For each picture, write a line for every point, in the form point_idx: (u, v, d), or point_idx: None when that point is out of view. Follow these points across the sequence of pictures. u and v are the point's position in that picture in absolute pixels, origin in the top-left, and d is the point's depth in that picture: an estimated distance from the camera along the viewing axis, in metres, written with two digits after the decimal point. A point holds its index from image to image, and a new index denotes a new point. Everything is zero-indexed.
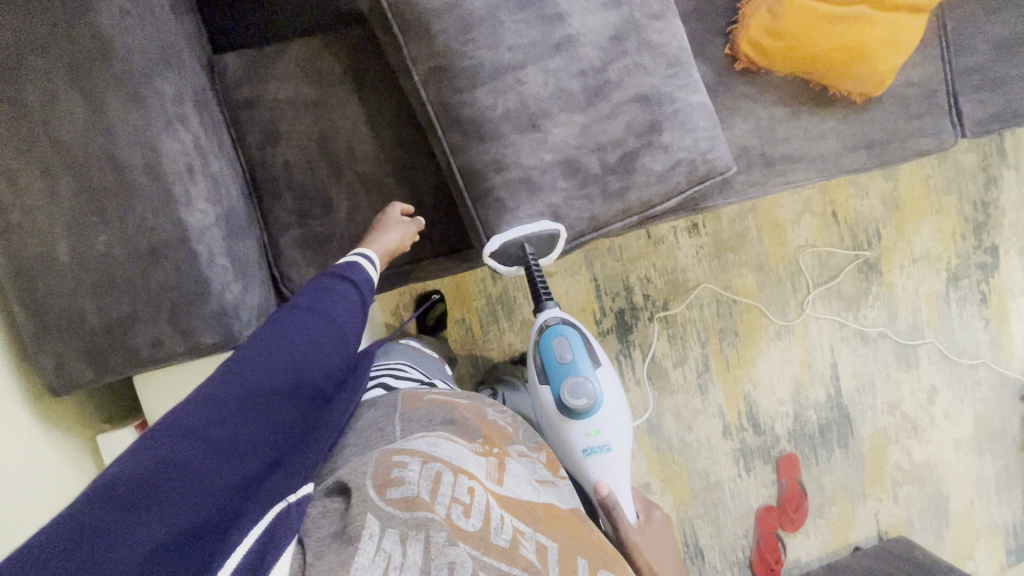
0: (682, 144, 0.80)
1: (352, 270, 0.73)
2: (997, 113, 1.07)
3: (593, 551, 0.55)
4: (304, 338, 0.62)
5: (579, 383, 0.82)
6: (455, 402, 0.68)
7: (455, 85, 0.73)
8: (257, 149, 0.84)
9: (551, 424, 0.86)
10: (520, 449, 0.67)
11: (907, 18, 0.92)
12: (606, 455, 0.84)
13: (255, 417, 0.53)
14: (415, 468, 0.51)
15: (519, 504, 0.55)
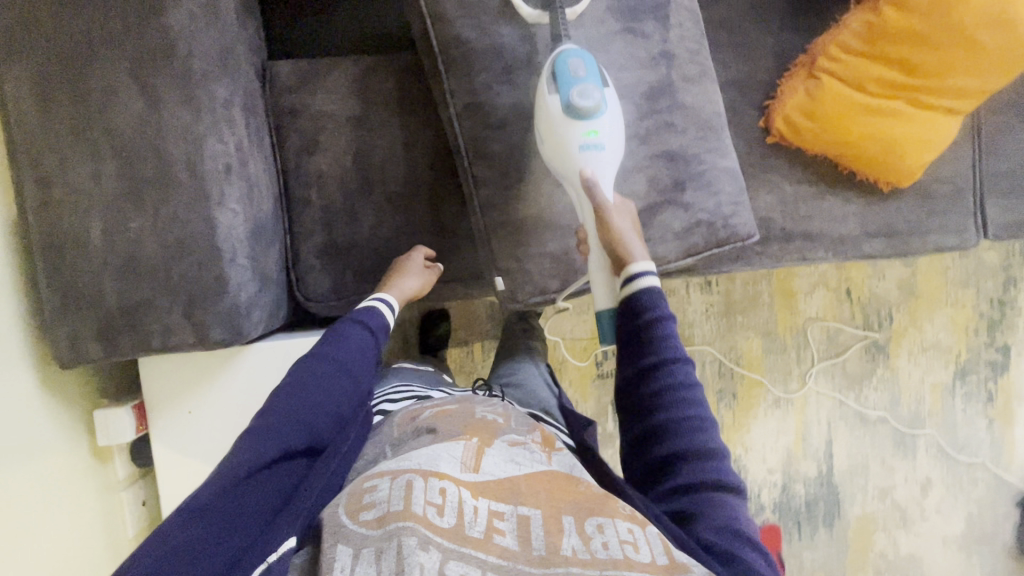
0: (704, 206, 0.80)
1: (371, 315, 0.77)
2: (1021, 220, 1.07)
3: (581, 502, 0.54)
4: (310, 389, 0.64)
5: (591, 84, 0.68)
6: (443, 411, 0.68)
7: (489, 121, 0.75)
8: (294, 155, 0.87)
9: (553, 133, 0.69)
10: (514, 435, 0.64)
11: (944, 118, 0.90)
12: (601, 155, 0.70)
13: (258, 482, 0.54)
14: (385, 487, 0.52)
15: (498, 484, 0.54)
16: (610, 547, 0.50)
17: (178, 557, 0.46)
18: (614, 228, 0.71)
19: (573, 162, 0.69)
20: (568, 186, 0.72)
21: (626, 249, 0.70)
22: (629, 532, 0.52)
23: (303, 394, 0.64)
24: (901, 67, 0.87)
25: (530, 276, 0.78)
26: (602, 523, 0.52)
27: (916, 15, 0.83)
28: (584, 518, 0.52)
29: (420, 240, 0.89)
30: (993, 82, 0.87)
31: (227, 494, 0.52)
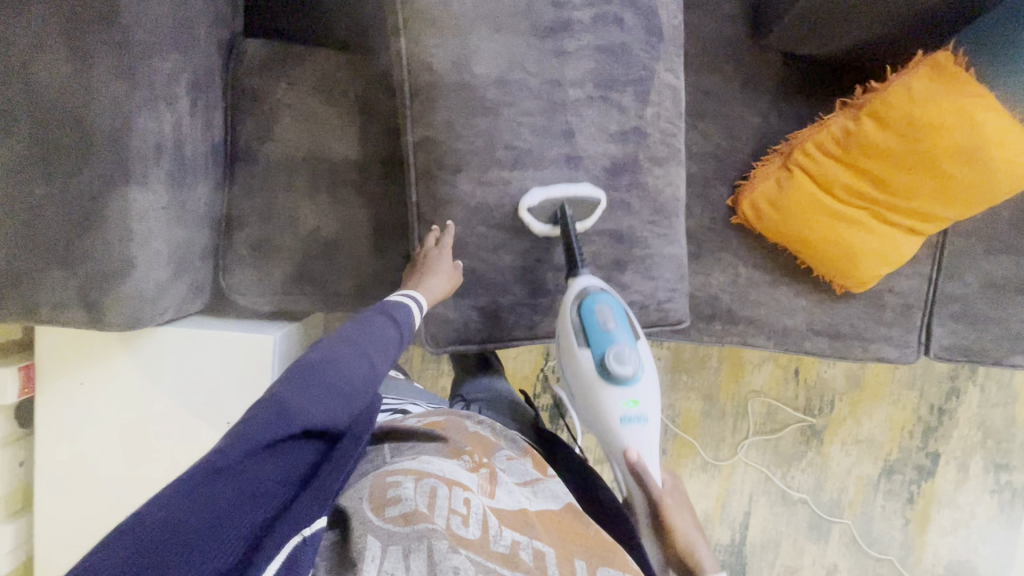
0: (641, 288, 0.81)
1: (399, 308, 0.68)
2: (965, 346, 1.08)
3: (592, 549, 0.56)
4: (331, 369, 0.55)
5: (622, 342, 0.74)
6: (434, 419, 0.69)
7: (444, 163, 0.72)
8: (245, 141, 0.84)
9: (586, 388, 0.76)
10: (502, 456, 0.67)
11: (905, 237, 0.89)
12: (643, 427, 0.76)
13: (261, 467, 0.47)
14: (410, 486, 0.52)
15: (514, 513, 0.57)
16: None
17: (191, 528, 0.41)
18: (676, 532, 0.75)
19: (615, 436, 0.76)
20: (609, 448, 0.78)
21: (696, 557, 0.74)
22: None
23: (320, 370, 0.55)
24: (870, 181, 0.86)
25: (454, 321, 0.78)
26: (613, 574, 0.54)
27: (892, 134, 0.82)
28: (597, 567, 0.55)
29: (359, 253, 0.87)
30: (959, 212, 0.86)
31: (229, 474, 0.45)
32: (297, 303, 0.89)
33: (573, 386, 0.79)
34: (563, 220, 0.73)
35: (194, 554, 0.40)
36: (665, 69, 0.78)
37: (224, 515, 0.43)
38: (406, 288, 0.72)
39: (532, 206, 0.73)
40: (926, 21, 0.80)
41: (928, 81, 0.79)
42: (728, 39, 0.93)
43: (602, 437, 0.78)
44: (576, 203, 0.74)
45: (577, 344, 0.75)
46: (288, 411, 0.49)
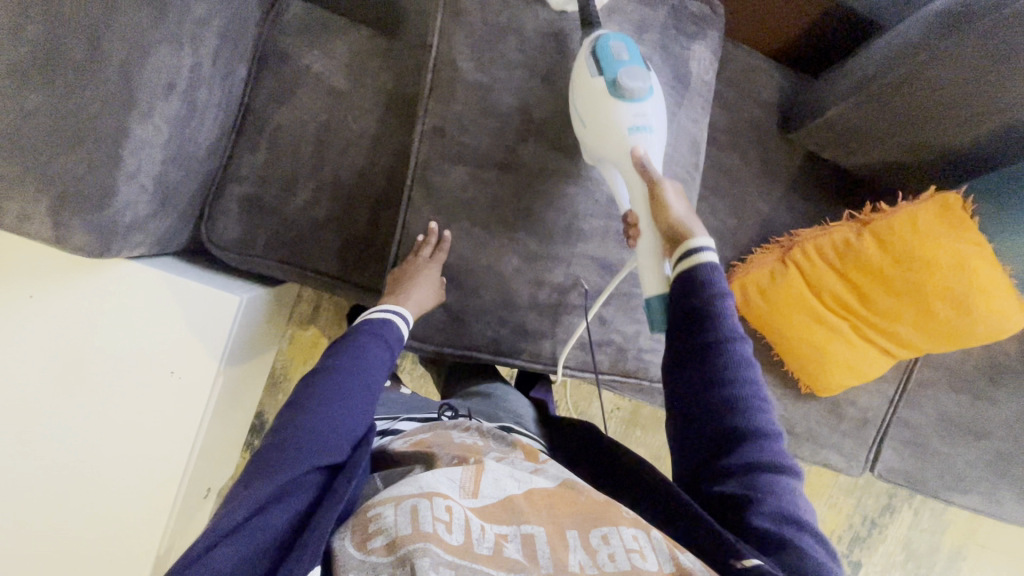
0: (622, 329, 0.82)
1: (384, 326, 0.70)
2: (906, 471, 1.11)
3: (583, 522, 0.54)
4: (323, 411, 0.58)
5: (635, 67, 0.66)
6: (424, 437, 0.67)
7: (447, 153, 0.74)
8: (262, 98, 0.83)
9: (594, 111, 0.67)
10: (494, 452, 0.64)
11: (878, 356, 0.90)
12: (649, 138, 0.67)
13: (265, 517, 0.50)
14: (390, 512, 0.50)
15: (499, 505, 0.54)
16: (615, 560, 0.50)
17: None
18: (666, 206, 0.65)
19: (619, 140, 0.66)
20: (609, 164, 0.69)
21: (687, 228, 0.64)
22: (635, 541, 0.52)
23: (312, 415, 0.58)
24: (857, 295, 0.87)
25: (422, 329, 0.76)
26: (607, 535, 0.53)
27: (888, 258, 0.83)
28: (588, 529, 0.53)
29: (348, 236, 0.86)
30: (938, 345, 0.87)
31: (233, 538, 0.48)
32: (271, 269, 0.86)
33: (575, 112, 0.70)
34: None
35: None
36: (686, 114, 0.80)
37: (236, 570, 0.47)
38: (384, 305, 0.72)
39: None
40: (948, 158, 0.80)
41: (933, 218, 0.80)
42: (757, 122, 0.94)
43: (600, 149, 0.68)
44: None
45: (590, 71, 0.68)
46: (286, 461, 0.53)
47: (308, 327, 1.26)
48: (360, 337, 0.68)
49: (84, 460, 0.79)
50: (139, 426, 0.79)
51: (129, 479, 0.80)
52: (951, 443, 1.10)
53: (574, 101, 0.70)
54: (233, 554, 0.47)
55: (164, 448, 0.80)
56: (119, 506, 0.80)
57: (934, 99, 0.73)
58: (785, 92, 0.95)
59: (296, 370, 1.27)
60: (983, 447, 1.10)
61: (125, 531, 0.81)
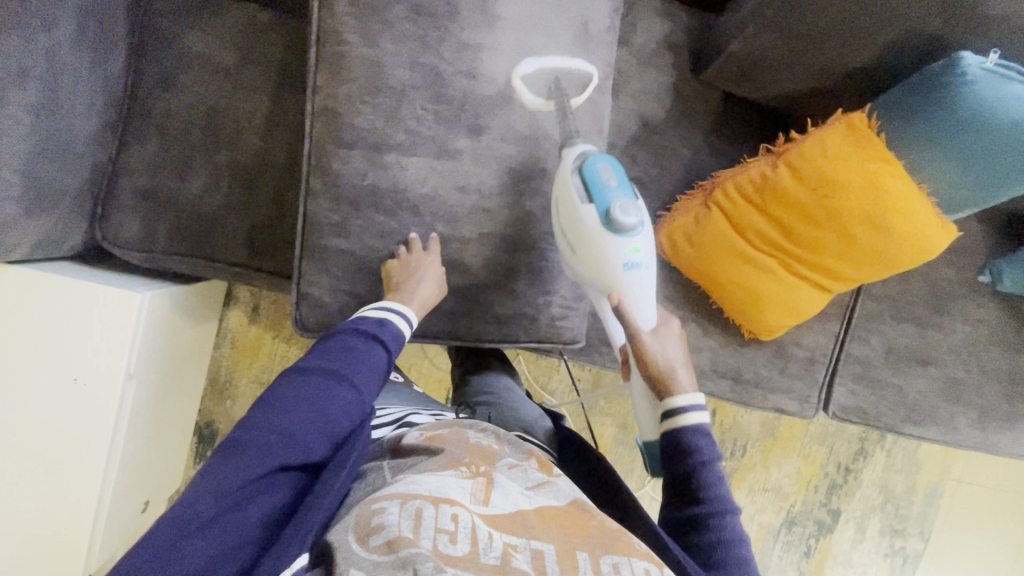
0: (535, 298, 0.77)
1: (381, 326, 0.67)
2: (860, 408, 1.11)
3: (593, 541, 0.54)
4: (296, 401, 0.58)
5: (624, 197, 0.68)
6: (436, 431, 0.66)
7: (341, 138, 0.67)
8: (146, 86, 0.79)
9: (584, 239, 0.69)
10: (511, 459, 0.64)
11: (815, 291, 0.90)
12: (642, 275, 0.70)
13: (236, 514, 0.50)
14: (395, 511, 0.51)
15: (510, 518, 0.55)
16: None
17: None
18: (655, 358, 0.72)
19: (613, 278, 0.70)
20: (596, 292, 0.73)
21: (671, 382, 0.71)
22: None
23: (292, 411, 0.57)
24: (781, 230, 0.85)
25: (327, 308, 0.71)
26: (617, 562, 0.53)
27: (805, 187, 0.81)
28: (599, 556, 0.53)
29: (254, 222, 0.82)
30: (869, 271, 0.86)
31: (209, 522, 0.48)
32: (176, 265, 0.83)
33: (556, 219, 0.71)
34: (559, 93, 0.72)
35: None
36: (588, 82, 0.76)
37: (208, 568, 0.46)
38: (388, 302, 0.68)
39: (528, 74, 0.71)
40: (858, 78, 0.79)
41: (842, 139, 0.78)
42: (669, 67, 0.92)
43: (587, 276, 0.72)
44: (567, 78, 0.73)
45: (580, 196, 0.68)
46: (258, 452, 0.53)
47: (250, 330, 1.25)
48: (340, 337, 0.65)
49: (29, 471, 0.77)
50: (81, 434, 0.77)
51: (45, 481, 0.77)
52: (898, 374, 1.10)
53: (556, 214, 0.71)
54: (202, 553, 0.47)
55: (86, 439, 0.77)
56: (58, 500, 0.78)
57: (830, 14, 0.72)
58: (691, 33, 0.93)
59: (242, 376, 1.26)
60: (933, 376, 1.11)
61: (42, 535, 0.78)
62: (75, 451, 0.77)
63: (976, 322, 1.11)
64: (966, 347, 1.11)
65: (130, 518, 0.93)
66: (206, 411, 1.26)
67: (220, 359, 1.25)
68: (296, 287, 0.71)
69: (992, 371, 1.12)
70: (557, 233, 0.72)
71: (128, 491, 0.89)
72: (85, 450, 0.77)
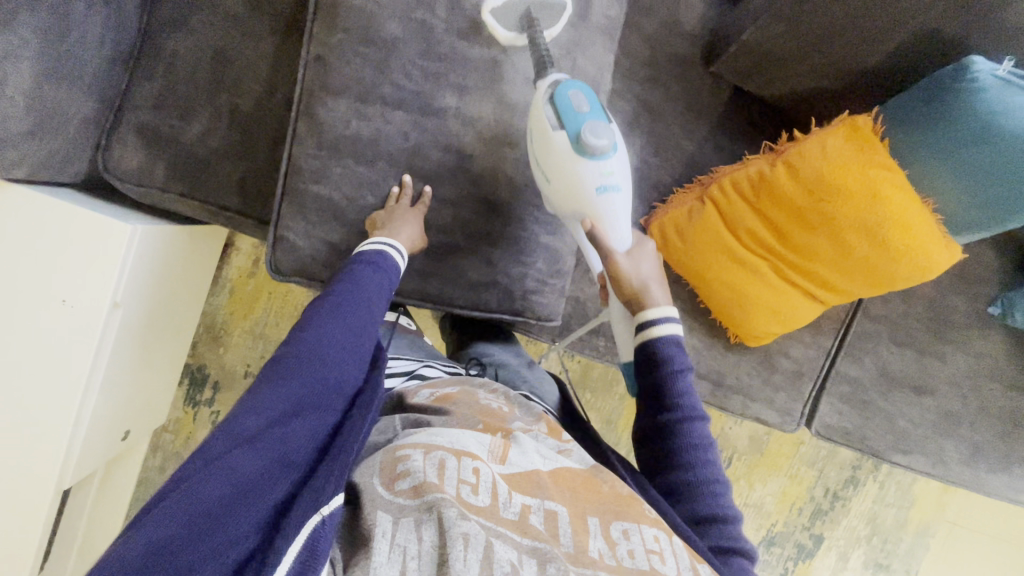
0: (509, 270, 0.78)
1: (378, 257, 0.65)
2: (846, 428, 1.07)
3: (604, 507, 0.55)
4: (322, 328, 0.58)
5: (596, 120, 0.66)
6: (446, 392, 0.67)
7: (329, 86, 0.68)
8: (159, 25, 0.82)
9: (557, 163, 0.67)
10: (519, 421, 0.65)
11: (808, 301, 0.87)
12: (616, 198, 0.69)
13: (281, 436, 0.49)
14: (418, 459, 0.52)
15: (525, 476, 0.55)
16: (635, 554, 0.51)
17: (213, 512, 0.42)
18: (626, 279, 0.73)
19: (585, 204, 0.68)
20: (571, 220, 0.72)
21: (643, 297, 0.73)
22: (655, 541, 0.53)
23: (315, 340, 0.57)
24: (774, 232, 0.83)
25: (301, 253, 0.72)
26: (627, 528, 0.54)
27: (804, 188, 0.78)
28: (610, 521, 0.54)
29: (248, 168, 0.84)
30: (876, 284, 0.83)
31: (255, 442, 0.47)
32: (173, 203, 0.85)
33: (537, 165, 0.70)
34: (532, 29, 0.68)
35: (222, 522, 0.42)
36: (585, 58, 0.76)
37: (257, 479, 0.46)
38: (375, 238, 0.67)
39: (497, 8, 0.67)
40: (868, 79, 0.76)
41: (845, 142, 0.76)
42: (678, 54, 0.91)
43: (558, 204, 0.71)
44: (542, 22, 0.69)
45: (553, 123, 0.66)
46: (300, 375, 0.53)
47: (248, 281, 1.29)
48: (354, 270, 0.64)
49: (19, 383, 0.81)
50: (66, 351, 0.80)
51: (33, 397, 0.81)
52: (890, 398, 1.07)
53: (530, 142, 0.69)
54: (249, 462, 0.46)
55: (69, 358, 0.80)
56: (45, 415, 0.81)
57: (844, 4, 0.69)
58: (704, 21, 0.91)
59: (236, 326, 1.29)
60: (926, 406, 1.07)
61: (28, 447, 0.82)
62: (64, 370, 0.81)
63: (979, 354, 1.06)
64: (966, 379, 1.06)
65: (107, 445, 0.96)
66: (199, 355, 1.29)
67: (216, 306, 1.29)
68: (274, 231, 0.73)
69: (991, 408, 1.07)
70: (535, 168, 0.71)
71: (108, 419, 0.92)
72: (70, 369, 0.81)
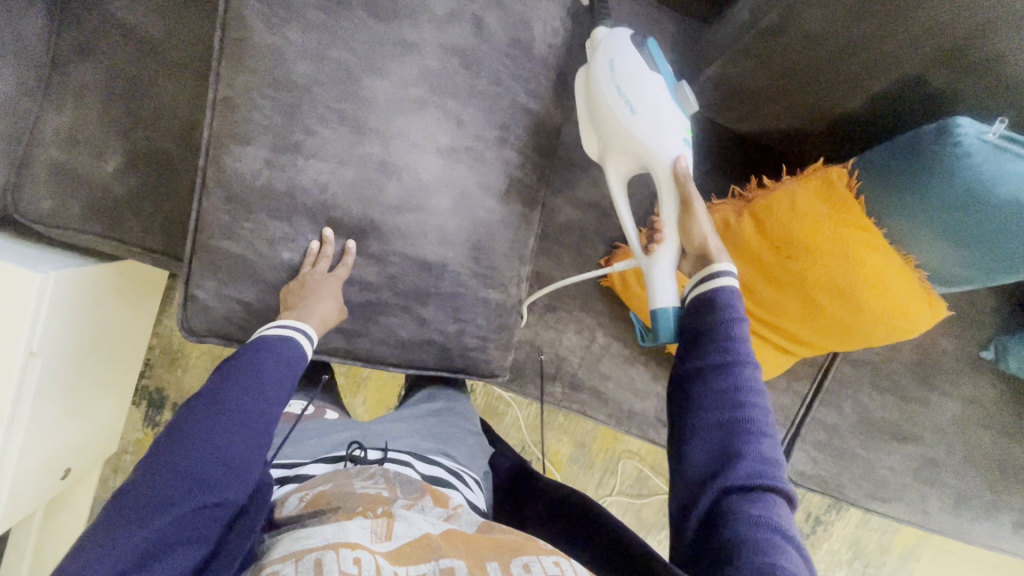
0: (443, 327, 0.72)
1: (282, 345, 0.59)
2: (822, 475, 1.01)
3: (501, 549, 0.50)
4: (202, 437, 0.50)
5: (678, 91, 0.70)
6: (319, 487, 0.58)
7: (236, 133, 0.61)
8: (67, 52, 0.74)
9: (651, 111, 0.66)
10: (401, 497, 0.57)
11: (776, 352, 0.79)
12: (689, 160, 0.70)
13: None
14: (289, 572, 0.45)
15: (415, 543, 0.49)
16: None
17: None
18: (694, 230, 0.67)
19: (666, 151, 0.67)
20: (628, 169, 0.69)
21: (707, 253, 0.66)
22: (556, 566, 0.49)
23: (187, 452, 0.49)
24: (739, 286, 0.75)
25: (215, 312, 0.67)
26: (529, 561, 0.49)
27: (770, 240, 0.71)
28: (510, 561, 0.49)
29: (167, 207, 0.78)
30: (852, 339, 0.74)
31: None
32: (88, 242, 0.78)
33: (607, 109, 0.67)
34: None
35: None
36: (527, 95, 0.68)
37: None
38: (283, 321, 0.61)
39: None
40: (844, 123, 0.69)
41: (817, 197, 0.68)
42: None
43: (626, 144, 0.67)
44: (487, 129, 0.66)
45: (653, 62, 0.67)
46: (167, 502, 0.46)
47: None
48: (253, 355, 0.57)
49: None
50: None
51: None
52: (870, 445, 1.00)
53: (613, 74, 0.67)
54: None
55: None
56: None
57: (826, 45, 0.60)
58: (673, 44, 0.82)
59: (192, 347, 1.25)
60: (909, 453, 1.00)
61: None
62: None
63: (967, 399, 0.99)
64: (952, 426, 0.99)
65: (45, 486, 0.92)
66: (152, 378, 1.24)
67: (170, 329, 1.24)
68: (183, 289, 0.67)
69: (978, 455, 1.00)
70: (599, 103, 0.68)
71: (43, 462, 0.87)
72: None
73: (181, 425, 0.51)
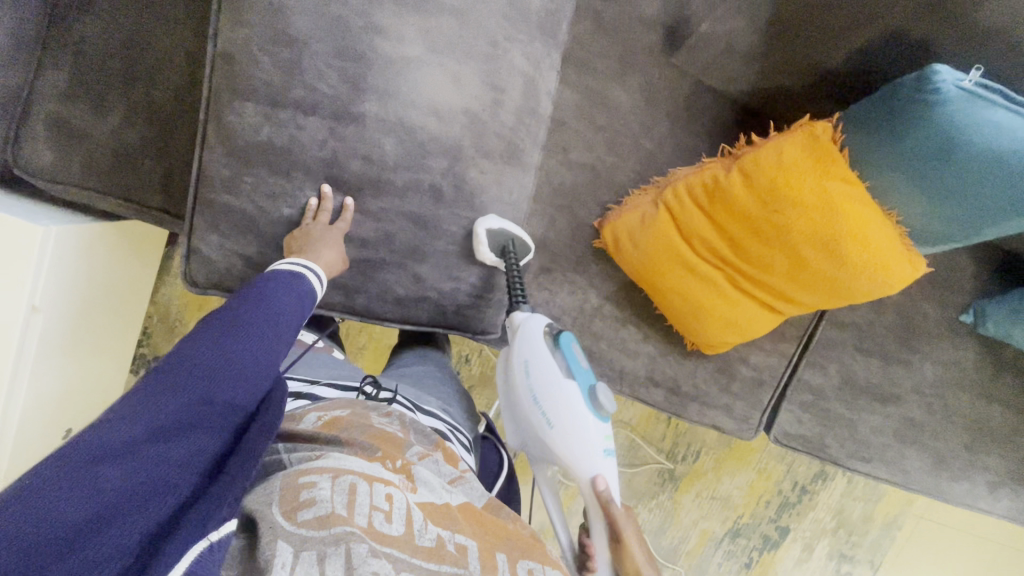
0: (440, 283, 0.73)
1: (294, 282, 0.61)
2: (805, 435, 1.05)
3: (512, 545, 0.53)
4: (221, 345, 0.53)
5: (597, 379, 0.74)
6: (335, 415, 0.62)
7: (235, 87, 0.62)
8: (66, 10, 0.75)
9: (570, 420, 0.71)
10: (418, 448, 0.60)
11: (762, 310, 0.82)
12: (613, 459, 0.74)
13: (158, 452, 0.44)
14: (325, 485, 0.48)
15: (440, 506, 0.53)
16: None
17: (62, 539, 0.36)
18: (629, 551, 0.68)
19: (590, 460, 0.71)
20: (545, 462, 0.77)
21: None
22: None
23: (207, 354, 0.51)
24: (728, 241, 0.78)
25: (217, 265, 0.68)
26: (532, 569, 0.51)
27: (757, 195, 0.73)
28: (516, 559, 0.51)
29: (166, 165, 0.79)
30: (833, 298, 0.77)
31: (127, 458, 0.42)
32: (87, 199, 0.79)
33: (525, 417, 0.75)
34: None
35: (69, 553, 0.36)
36: (522, 56, 0.70)
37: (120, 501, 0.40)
38: (293, 258, 0.63)
39: None
40: (829, 82, 0.71)
41: (805, 149, 0.70)
42: (636, 44, 0.83)
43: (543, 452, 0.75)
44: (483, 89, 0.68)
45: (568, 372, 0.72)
46: (183, 386, 0.48)
47: None
48: (266, 287, 0.60)
49: None
50: None
51: None
52: (852, 406, 1.04)
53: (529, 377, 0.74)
54: (116, 483, 0.40)
55: None
56: None
57: None
58: None
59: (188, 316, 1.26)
60: (890, 414, 1.04)
61: None
62: None
63: (945, 363, 1.02)
64: (931, 388, 1.03)
65: (48, 444, 0.94)
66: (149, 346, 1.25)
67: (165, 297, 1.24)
68: (186, 242, 0.68)
69: (956, 416, 1.04)
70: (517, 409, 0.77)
71: (45, 417, 0.89)
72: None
73: (200, 334, 0.54)
